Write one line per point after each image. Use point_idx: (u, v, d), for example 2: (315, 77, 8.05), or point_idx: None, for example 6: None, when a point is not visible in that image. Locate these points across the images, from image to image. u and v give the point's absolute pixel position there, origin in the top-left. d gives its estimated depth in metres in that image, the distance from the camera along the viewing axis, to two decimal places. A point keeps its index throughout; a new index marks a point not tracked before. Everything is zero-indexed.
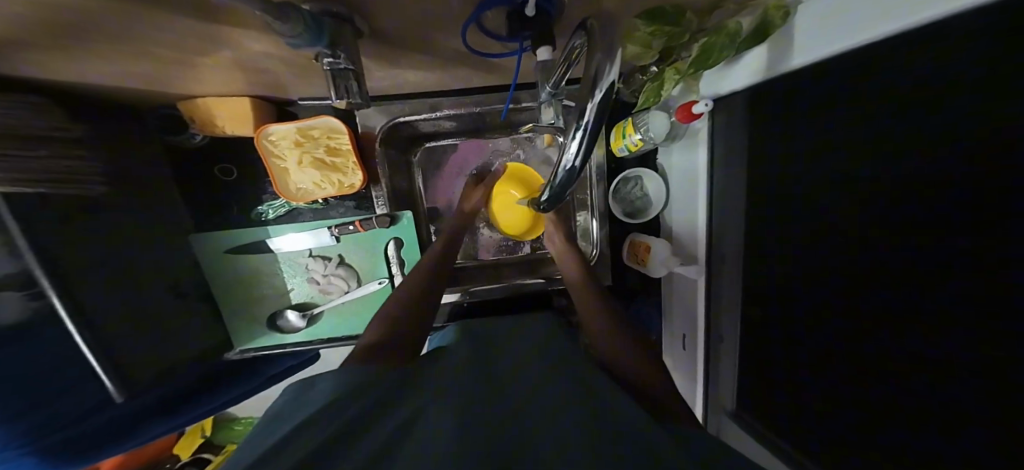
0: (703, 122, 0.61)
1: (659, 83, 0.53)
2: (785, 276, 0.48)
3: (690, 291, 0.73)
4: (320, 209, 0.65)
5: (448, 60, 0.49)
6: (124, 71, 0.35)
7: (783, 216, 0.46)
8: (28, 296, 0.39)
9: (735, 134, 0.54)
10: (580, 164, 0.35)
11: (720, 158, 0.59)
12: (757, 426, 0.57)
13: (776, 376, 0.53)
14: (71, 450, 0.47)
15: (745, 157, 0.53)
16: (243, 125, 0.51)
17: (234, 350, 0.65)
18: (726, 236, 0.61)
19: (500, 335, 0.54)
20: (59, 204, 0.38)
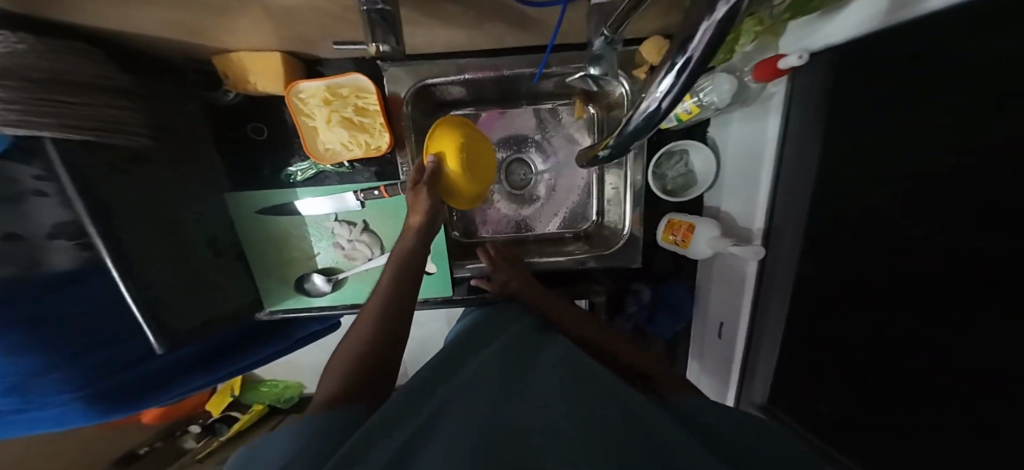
0: (781, 83, 0.45)
1: (733, 37, 0.42)
2: (884, 315, 0.34)
3: (733, 278, 0.60)
4: (345, 173, 0.67)
5: (485, 12, 0.43)
6: (175, 17, 0.37)
7: (876, 225, 0.34)
8: (78, 246, 0.41)
9: (814, 106, 0.41)
10: (664, 109, 0.24)
11: (797, 133, 0.45)
12: (790, 422, 0.49)
13: (838, 419, 0.42)
14: (122, 399, 0.50)
15: (840, 135, 0.38)
16: (274, 81, 0.54)
17: (264, 312, 0.71)
18: (791, 238, 0.47)
19: (475, 342, 0.50)
20: (119, 154, 0.43)
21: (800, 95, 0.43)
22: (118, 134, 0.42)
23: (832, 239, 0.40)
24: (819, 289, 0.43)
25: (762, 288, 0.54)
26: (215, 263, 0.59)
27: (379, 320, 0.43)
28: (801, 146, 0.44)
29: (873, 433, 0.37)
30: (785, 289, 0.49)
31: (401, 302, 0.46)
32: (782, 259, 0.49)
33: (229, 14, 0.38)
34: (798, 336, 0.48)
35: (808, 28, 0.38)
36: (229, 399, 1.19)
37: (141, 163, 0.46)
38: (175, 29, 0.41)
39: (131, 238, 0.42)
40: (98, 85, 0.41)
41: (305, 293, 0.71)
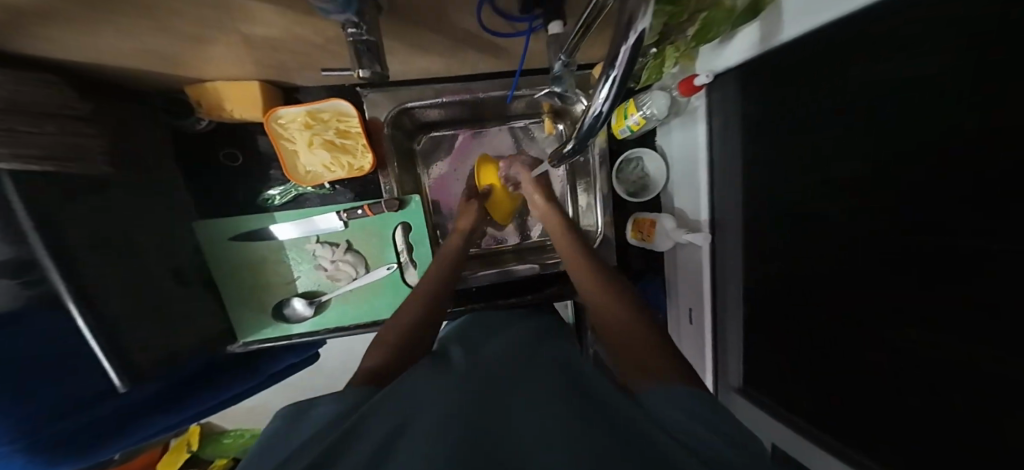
0: (701, 98, 0.56)
1: (660, 60, 0.50)
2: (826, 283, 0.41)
3: (692, 269, 0.67)
4: (327, 195, 0.67)
5: (457, 43, 0.48)
6: (152, 46, 0.38)
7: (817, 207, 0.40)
8: (23, 285, 0.35)
9: (731, 113, 0.51)
10: (607, 111, 0.29)
11: (719, 135, 0.55)
12: (767, 398, 0.54)
13: (805, 386, 0.47)
14: (79, 442, 0.46)
15: (760, 137, 0.47)
16: (250, 108, 0.55)
17: (236, 344, 0.68)
18: (734, 224, 0.56)
19: (488, 330, 0.53)
20: (78, 182, 0.42)
21: (716, 105, 0.54)
22: (78, 163, 0.41)
23: (774, 221, 0.48)
24: (774, 266, 0.50)
25: (716, 271, 0.62)
26: (180, 292, 0.56)
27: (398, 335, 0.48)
28: (725, 147, 0.54)
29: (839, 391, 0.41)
30: (738, 274, 0.56)
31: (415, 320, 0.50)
32: (732, 246, 0.57)
33: (209, 39, 0.39)
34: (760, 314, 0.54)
35: (713, 53, 0.50)
36: (185, 456, 1.04)
37: (100, 193, 0.45)
38: (149, 60, 0.41)
39: (88, 269, 0.41)
40: (62, 114, 0.40)
41: (284, 319, 0.69)
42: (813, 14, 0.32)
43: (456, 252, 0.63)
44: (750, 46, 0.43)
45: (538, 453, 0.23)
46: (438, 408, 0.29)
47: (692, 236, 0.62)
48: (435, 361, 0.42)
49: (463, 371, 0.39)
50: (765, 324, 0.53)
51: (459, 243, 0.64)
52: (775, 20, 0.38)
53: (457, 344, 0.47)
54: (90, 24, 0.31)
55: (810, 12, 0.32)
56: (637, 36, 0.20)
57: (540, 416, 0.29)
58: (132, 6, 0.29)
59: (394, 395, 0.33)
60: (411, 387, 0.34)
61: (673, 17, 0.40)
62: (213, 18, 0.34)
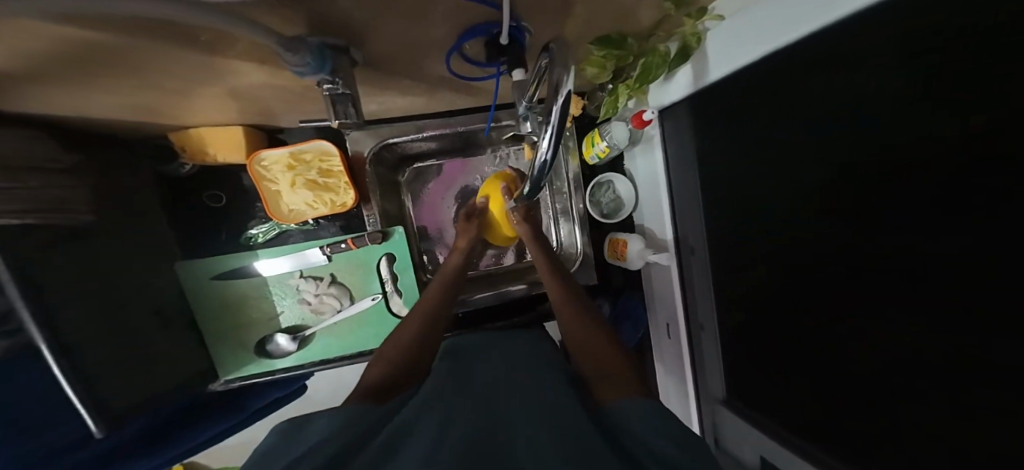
0: (656, 127, 0.65)
1: (614, 97, 0.56)
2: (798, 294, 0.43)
3: (664, 282, 0.72)
4: (311, 230, 0.69)
5: (432, 86, 0.52)
6: (137, 99, 0.40)
7: (787, 221, 0.43)
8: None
9: (683, 138, 0.59)
10: (551, 159, 0.33)
11: (675, 158, 0.63)
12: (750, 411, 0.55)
13: (782, 395, 0.48)
14: None
15: (718, 158, 0.54)
16: (232, 152, 0.56)
17: (218, 383, 0.67)
18: (697, 236, 0.62)
19: (481, 353, 0.55)
20: (58, 232, 0.42)
21: (670, 133, 0.63)
22: (60, 213, 0.42)
23: (747, 233, 0.51)
24: (749, 276, 0.52)
25: (685, 280, 0.67)
26: (158, 335, 0.55)
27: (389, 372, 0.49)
28: (682, 168, 0.62)
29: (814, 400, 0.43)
30: (710, 283, 0.61)
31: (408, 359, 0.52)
32: (701, 255, 0.62)
33: (191, 91, 0.41)
34: (739, 323, 0.56)
35: (661, 89, 0.60)
36: None
37: (80, 240, 0.45)
38: (134, 110, 0.43)
39: (64, 318, 0.40)
40: (45, 167, 0.41)
41: (267, 355, 0.68)
42: (736, 57, 0.42)
43: (444, 291, 0.62)
44: (687, 84, 0.53)
45: None
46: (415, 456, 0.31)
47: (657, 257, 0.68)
48: (425, 393, 0.44)
49: (460, 402, 0.41)
50: (743, 333, 0.55)
51: (443, 283, 0.63)
52: (704, 64, 0.48)
53: (457, 367, 0.51)
54: (78, 77, 0.32)
55: (734, 55, 0.42)
56: (562, 99, 0.28)
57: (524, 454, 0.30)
58: (114, 59, 0.30)
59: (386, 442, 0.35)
60: (403, 432, 0.36)
61: (620, 59, 0.48)
62: (199, 71, 0.36)
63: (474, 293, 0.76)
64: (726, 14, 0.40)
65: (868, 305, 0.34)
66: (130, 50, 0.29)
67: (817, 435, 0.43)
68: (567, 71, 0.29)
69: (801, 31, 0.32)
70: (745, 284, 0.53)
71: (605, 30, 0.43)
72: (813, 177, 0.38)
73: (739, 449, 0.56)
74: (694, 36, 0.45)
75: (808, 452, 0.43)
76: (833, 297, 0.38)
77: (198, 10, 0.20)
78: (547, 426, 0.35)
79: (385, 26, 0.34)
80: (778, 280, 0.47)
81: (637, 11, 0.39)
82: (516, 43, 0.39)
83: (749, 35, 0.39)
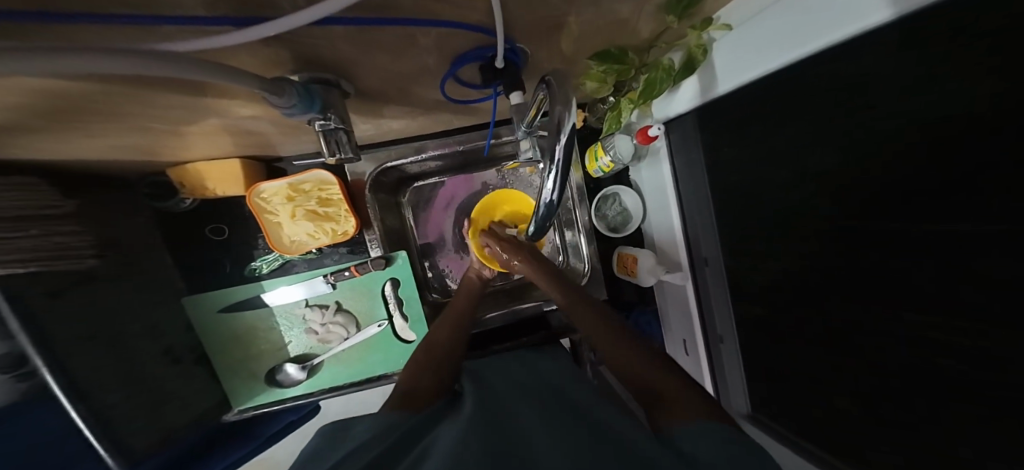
0: (662, 139, 0.63)
1: (617, 112, 0.53)
2: (822, 312, 0.41)
3: (678, 295, 0.69)
4: (314, 259, 0.67)
5: (429, 109, 0.51)
6: (129, 141, 0.39)
7: (801, 235, 0.41)
8: (17, 378, 0.39)
9: (691, 146, 0.57)
10: (557, 199, 0.32)
11: (684, 169, 0.60)
12: (777, 430, 0.51)
13: (812, 417, 0.45)
14: None
15: (730, 169, 0.51)
16: (230, 186, 0.56)
17: (232, 412, 0.66)
18: (710, 249, 0.59)
19: (497, 372, 0.55)
20: (64, 279, 0.42)
21: (676, 144, 0.60)
22: (64, 261, 0.43)
23: (760, 248, 0.49)
24: (765, 291, 0.50)
25: (701, 294, 0.64)
26: (167, 371, 0.55)
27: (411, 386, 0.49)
28: (691, 178, 0.59)
29: (848, 424, 0.40)
30: (726, 295, 0.58)
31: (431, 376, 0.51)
32: (715, 267, 0.58)
33: (184, 131, 0.40)
34: (759, 336, 0.53)
35: (665, 101, 0.58)
36: None
37: (87, 284, 0.46)
38: (126, 152, 0.43)
39: (74, 361, 0.41)
40: (43, 214, 0.41)
41: (278, 385, 0.68)
42: (744, 70, 0.40)
43: (463, 313, 0.63)
44: (695, 95, 0.50)
45: None
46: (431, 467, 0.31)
47: (669, 277, 0.65)
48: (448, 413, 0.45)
49: (483, 415, 0.41)
50: (764, 347, 0.53)
51: (463, 303, 0.65)
52: (711, 76, 0.46)
53: (478, 383, 0.51)
54: (68, 124, 0.32)
55: (741, 68, 0.40)
56: (564, 138, 0.27)
57: None
58: (101, 106, 0.29)
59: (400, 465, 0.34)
60: (428, 450, 0.36)
61: (621, 73, 0.46)
62: (188, 112, 0.35)
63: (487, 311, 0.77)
64: (734, 22, 0.38)
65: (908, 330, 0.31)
66: (113, 96, 0.28)
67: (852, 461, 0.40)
68: (570, 107, 0.27)
69: (817, 45, 0.30)
70: (761, 298, 0.51)
71: (603, 46, 0.42)
72: (831, 192, 0.35)
73: None
74: (699, 48, 0.43)
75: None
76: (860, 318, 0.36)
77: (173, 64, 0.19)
78: (570, 441, 0.35)
79: (375, 59, 0.33)
80: (796, 296, 0.44)
81: (637, 26, 0.37)
82: (512, 66, 0.38)
83: (757, 47, 0.36)
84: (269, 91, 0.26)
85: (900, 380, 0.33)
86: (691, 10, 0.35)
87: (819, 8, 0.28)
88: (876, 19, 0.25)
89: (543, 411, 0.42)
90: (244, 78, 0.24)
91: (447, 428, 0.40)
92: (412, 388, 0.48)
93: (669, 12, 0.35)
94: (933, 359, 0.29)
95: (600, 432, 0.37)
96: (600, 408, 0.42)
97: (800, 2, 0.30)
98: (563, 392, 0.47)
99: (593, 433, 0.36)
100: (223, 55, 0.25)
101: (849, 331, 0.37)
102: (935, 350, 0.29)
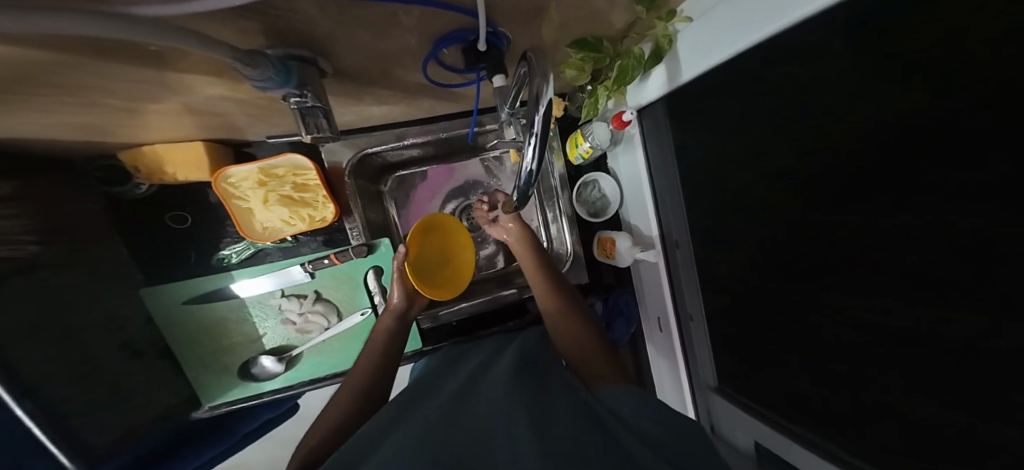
0: (635, 127, 0.66)
1: (594, 99, 0.55)
2: (780, 284, 0.45)
3: (653, 276, 0.73)
4: (288, 247, 0.64)
5: (413, 93, 0.50)
6: (82, 119, 0.36)
7: (765, 216, 0.45)
8: None
9: (661, 133, 0.60)
10: (536, 168, 0.34)
11: (656, 156, 0.64)
12: (744, 399, 0.57)
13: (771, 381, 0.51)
14: None
15: (696, 156, 0.55)
16: (194, 171, 0.52)
17: (202, 409, 0.64)
18: (680, 231, 0.64)
19: (472, 362, 0.60)
20: (5, 267, 0.38)
21: (649, 131, 0.64)
22: (4, 247, 0.39)
23: (727, 228, 0.53)
24: (730, 271, 0.55)
25: (673, 274, 0.68)
26: (127, 369, 0.52)
27: (348, 411, 0.50)
28: (662, 165, 0.63)
29: (801, 385, 0.45)
30: (694, 273, 0.63)
31: (367, 395, 0.53)
32: (685, 248, 0.63)
33: (142, 109, 0.38)
34: (724, 311, 0.58)
35: (637, 87, 0.60)
36: None
37: (32, 273, 0.42)
38: (79, 131, 0.39)
39: (22, 358, 0.38)
40: None
41: (253, 379, 0.66)
42: (706, 57, 0.42)
43: (387, 335, 0.60)
44: (662, 84, 0.53)
45: None
46: (406, 450, 0.36)
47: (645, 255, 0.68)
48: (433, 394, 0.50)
49: (440, 421, 0.41)
50: (727, 320, 0.58)
51: (389, 323, 0.61)
52: (676, 64, 0.48)
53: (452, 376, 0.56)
54: (11, 99, 0.29)
55: (704, 55, 0.42)
56: (544, 108, 0.29)
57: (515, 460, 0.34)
58: (55, 77, 0.27)
59: (383, 448, 0.38)
60: (405, 430, 0.41)
61: (597, 61, 0.48)
62: (149, 88, 0.33)
63: (444, 306, 0.73)
64: (695, 14, 0.41)
65: (861, 296, 0.34)
66: (69, 68, 0.26)
67: (806, 415, 0.45)
68: (548, 80, 0.29)
69: (768, 31, 0.33)
70: (729, 274, 0.55)
71: (580, 35, 0.43)
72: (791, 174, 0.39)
73: (732, 433, 0.59)
74: (664, 38, 0.46)
75: (802, 437, 0.45)
76: (813, 288, 0.40)
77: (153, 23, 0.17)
78: (535, 420, 0.40)
79: (359, 36, 0.32)
80: (761, 273, 0.49)
81: (611, 15, 0.39)
82: (494, 49, 0.38)
83: (719, 36, 0.39)
84: (241, 63, 0.26)
85: (849, 342, 0.37)
86: (658, 2, 0.38)
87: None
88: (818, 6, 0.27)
89: (517, 385, 0.47)
90: (216, 47, 0.23)
91: (424, 411, 0.44)
92: (347, 410, 0.51)
93: (640, 3, 0.37)
94: (879, 320, 0.33)
95: (569, 416, 0.42)
96: (566, 407, 0.44)
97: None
98: (524, 382, 0.48)
99: (563, 418, 0.42)
100: (197, 21, 0.24)
101: (807, 301, 0.42)
102: (883, 314, 0.33)
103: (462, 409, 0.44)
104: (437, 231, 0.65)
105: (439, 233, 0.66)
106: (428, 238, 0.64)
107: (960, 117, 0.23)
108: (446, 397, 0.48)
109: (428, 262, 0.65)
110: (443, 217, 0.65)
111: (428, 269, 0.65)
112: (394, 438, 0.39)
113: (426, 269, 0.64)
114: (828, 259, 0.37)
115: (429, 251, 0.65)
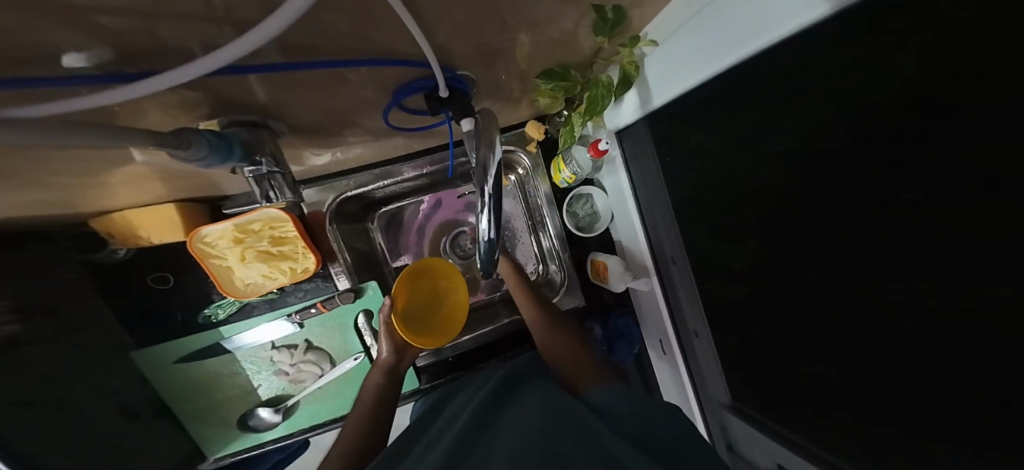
0: (615, 149, 0.65)
1: (570, 127, 0.53)
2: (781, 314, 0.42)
3: (649, 298, 0.70)
4: (275, 299, 0.64)
5: (381, 136, 0.49)
6: (46, 197, 0.36)
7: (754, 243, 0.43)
8: None
9: (641, 141, 0.57)
10: (495, 236, 0.38)
11: (638, 176, 0.62)
12: (762, 419, 0.49)
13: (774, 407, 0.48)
14: None
15: (674, 180, 0.54)
16: (167, 233, 0.52)
17: (207, 460, 0.64)
18: (674, 244, 0.59)
19: (469, 379, 0.66)
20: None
21: (629, 152, 0.63)
22: None
23: (716, 251, 0.50)
24: (726, 296, 0.52)
25: (668, 291, 0.65)
26: (124, 431, 0.52)
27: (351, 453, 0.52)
28: (646, 183, 0.61)
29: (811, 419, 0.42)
30: (693, 290, 0.58)
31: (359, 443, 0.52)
32: (682, 265, 0.59)
33: (99, 181, 0.37)
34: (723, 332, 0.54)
35: (613, 111, 0.60)
36: None
37: (16, 350, 0.40)
38: (46, 206, 0.38)
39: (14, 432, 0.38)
40: None
41: (252, 430, 0.65)
42: (674, 82, 0.41)
43: (377, 391, 0.59)
44: (633, 108, 0.53)
45: (507, 457, 0.40)
46: (435, 444, 0.48)
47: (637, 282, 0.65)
48: (444, 406, 0.60)
49: (448, 444, 0.45)
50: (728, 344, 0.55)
51: (379, 379, 0.60)
52: (647, 88, 0.48)
53: (459, 385, 0.65)
54: None
55: (674, 82, 0.41)
56: (492, 178, 0.33)
57: (516, 433, 0.44)
58: None
59: (417, 441, 0.50)
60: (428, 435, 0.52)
61: (568, 89, 0.46)
62: (99, 164, 0.32)
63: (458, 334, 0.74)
64: (659, 39, 0.39)
65: (854, 330, 0.32)
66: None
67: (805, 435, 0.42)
68: (494, 147, 0.34)
69: (736, 56, 0.31)
70: (725, 299, 0.52)
71: (547, 65, 0.42)
72: (785, 202, 0.35)
73: (755, 456, 0.51)
74: (630, 65, 0.44)
75: (806, 449, 0.41)
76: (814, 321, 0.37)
77: (52, 128, 0.16)
78: (532, 405, 0.49)
79: (317, 100, 0.32)
80: (751, 296, 0.46)
81: (571, 44, 0.38)
82: (458, 93, 0.37)
83: (687, 61, 0.37)
84: (165, 147, 0.23)
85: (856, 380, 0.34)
86: (620, 30, 0.37)
87: (738, 18, 0.29)
88: (791, 28, 0.25)
89: (512, 380, 0.57)
90: (125, 134, 0.20)
91: (445, 416, 0.55)
92: (360, 440, 0.53)
93: (599, 33, 0.35)
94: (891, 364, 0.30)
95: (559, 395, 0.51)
96: (565, 425, 0.44)
97: (715, 22, 0.31)
98: (506, 405, 0.52)
99: (555, 400, 0.50)
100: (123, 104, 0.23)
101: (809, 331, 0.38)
102: (878, 352, 0.30)
103: (470, 402, 0.55)
104: (435, 270, 0.64)
105: (440, 273, 0.65)
106: (428, 276, 0.64)
107: (952, 143, 0.19)
108: (462, 398, 0.59)
109: (417, 299, 0.64)
110: (439, 261, 0.64)
111: (416, 307, 0.63)
112: (428, 436, 0.52)
113: (411, 309, 0.63)
114: (816, 289, 0.35)
115: (424, 288, 0.64)
